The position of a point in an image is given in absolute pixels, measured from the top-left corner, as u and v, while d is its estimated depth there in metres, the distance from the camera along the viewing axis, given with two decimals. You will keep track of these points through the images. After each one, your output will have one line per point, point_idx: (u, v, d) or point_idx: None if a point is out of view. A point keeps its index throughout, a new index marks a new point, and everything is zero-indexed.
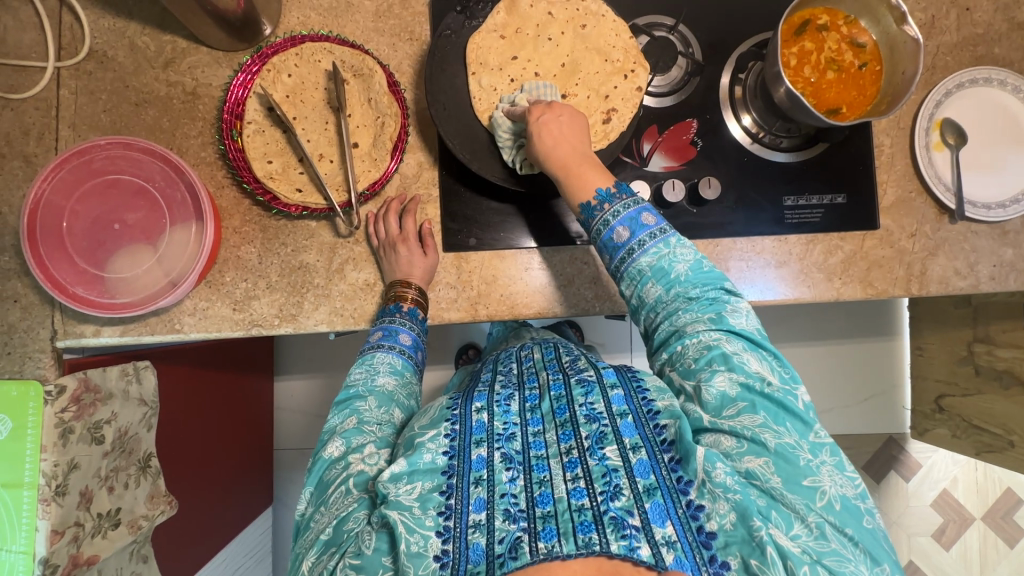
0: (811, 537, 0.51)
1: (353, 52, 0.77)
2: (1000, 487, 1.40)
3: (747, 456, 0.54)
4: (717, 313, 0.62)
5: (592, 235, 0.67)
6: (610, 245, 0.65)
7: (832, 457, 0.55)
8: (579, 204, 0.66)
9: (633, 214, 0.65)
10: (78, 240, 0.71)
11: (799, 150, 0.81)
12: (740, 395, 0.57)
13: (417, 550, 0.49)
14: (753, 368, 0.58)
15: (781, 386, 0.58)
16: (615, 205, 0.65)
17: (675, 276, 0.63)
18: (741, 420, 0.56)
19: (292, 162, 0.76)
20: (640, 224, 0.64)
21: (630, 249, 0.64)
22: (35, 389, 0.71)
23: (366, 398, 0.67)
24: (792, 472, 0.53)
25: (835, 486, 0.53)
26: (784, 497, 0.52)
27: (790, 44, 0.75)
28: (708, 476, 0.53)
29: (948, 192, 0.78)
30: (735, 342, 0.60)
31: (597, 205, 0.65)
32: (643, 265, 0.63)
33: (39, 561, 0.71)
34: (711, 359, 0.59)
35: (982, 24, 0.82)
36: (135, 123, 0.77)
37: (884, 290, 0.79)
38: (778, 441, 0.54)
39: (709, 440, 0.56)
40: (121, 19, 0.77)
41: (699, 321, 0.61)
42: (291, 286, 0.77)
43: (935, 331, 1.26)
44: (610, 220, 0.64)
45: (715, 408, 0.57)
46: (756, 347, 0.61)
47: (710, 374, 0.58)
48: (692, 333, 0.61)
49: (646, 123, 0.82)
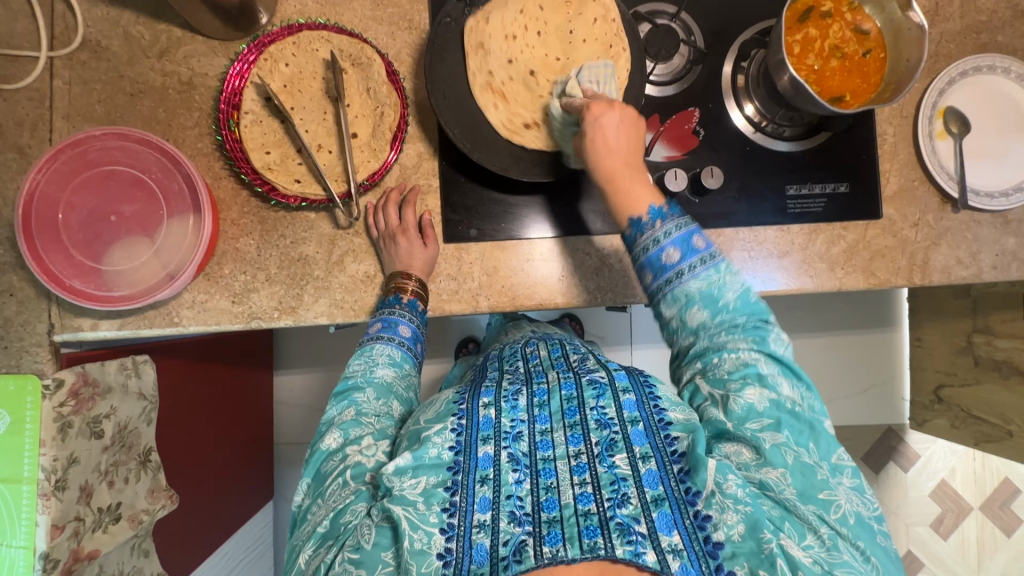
0: (823, 549, 0.50)
1: (352, 40, 0.76)
2: (998, 477, 1.41)
3: (764, 467, 0.54)
4: (759, 337, 0.61)
5: (637, 252, 0.65)
6: (655, 264, 0.64)
7: (851, 480, 0.55)
8: (630, 218, 0.65)
9: (684, 236, 0.63)
10: (74, 232, 0.70)
11: (800, 139, 0.81)
12: (768, 410, 0.56)
13: (421, 547, 0.49)
14: (785, 391, 0.59)
15: (808, 412, 0.58)
16: (668, 225, 0.63)
17: (723, 304, 0.62)
18: (763, 435, 0.55)
19: (290, 152, 0.75)
20: (691, 247, 0.63)
21: (679, 271, 0.63)
22: (32, 383, 0.70)
23: (365, 389, 0.66)
24: (807, 484, 0.53)
25: (851, 503, 0.53)
26: (797, 509, 0.52)
27: (794, 31, 0.74)
28: (719, 487, 0.52)
29: (951, 181, 0.78)
30: (772, 365, 0.60)
31: (647, 222, 0.64)
32: (693, 290, 0.62)
33: (39, 556, 0.71)
34: (745, 374, 0.59)
35: (986, 12, 0.82)
36: (130, 114, 0.76)
37: (886, 280, 0.78)
38: (798, 458, 0.54)
39: (729, 449, 0.57)
40: (114, 8, 0.76)
41: (740, 341, 0.61)
42: (290, 278, 0.76)
43: (935, 321, 1.25)
44: (660, 239, 0.63)
45: (740, 418, 0.56)
46: (793, 375, 0.61)
47: (741, 386, 0.58)
48: (731, 350, 0.60)
49: (647, 112, 0.81)
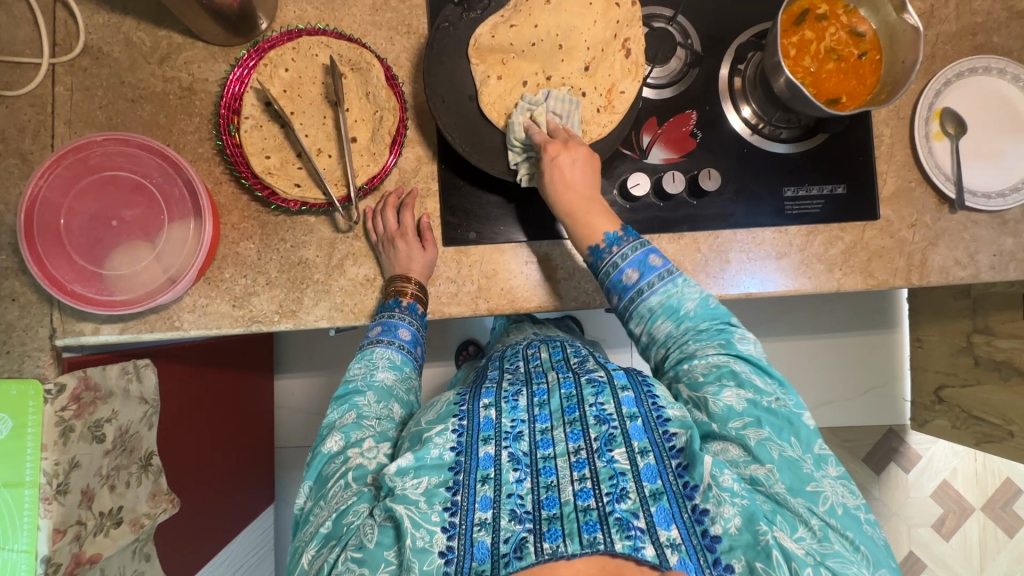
0: (815, 540, 0.51)
1: (351, 45, 0.76)
2: (1000, 477, 1.41)
3: (753, 464, 0.54)
4: (726, 339, 0.63)
5: (601, 276, 0.68)
6: (619, 285, 0.66)
7: (836, 470, 0.56)
8: (589, 246, 0.68)
9: (643, 255, 0.66)
10: (76, 237, 0.70)
11: (799, 141, 0.81)
12: (746, 409, 0.57)
13: (423, 545, 0.49)
14: (760, 387, 0.59)
15: (787, 405, 0.59)
16: (624, 247, 0.67)
17: (685, 313, 0.65)
18: (746, 433, 0.55)
19: (291, 157, 0.75)
20: (649, 265, 0.66)
21: (640, 289, 0.65)
22: (34, 388, 0.70)
23: (366, 393, 0.67)
24: (795, 478, 0.53)
25: (837, 494, 0.54)
26: (788, 502, 0.52)
27: (789, 34, 0.75)
28: (715, 480, 0.52)
29: (948, 181, 0.78)
30: (744, 365, 0.61)
31: (606, 247, 0.67)
32: (654, 303, 0.65)
33: (41, 561, 0.71)
34: (720, 375, 0.59)
35: (981, 13, 0.82)
36: (131, 119, 0.76)
37: (885, 280, 0.79)
38: (782, 453, 0.54)
39: (716, 447, 0.57)
40: (115, 15, 0.76)
41: (708, 346, 0.62)
42: (291, 281, 0.76)
43: (935, 322, 1.26)
44: (620, 262, 0.66)
45: (721, 418, 0.57)
46: (765, 372, 0.61)
47: (717, 388, 0.58)
48: (701, 355, 0.62)
49: (646, 115, 0.81)
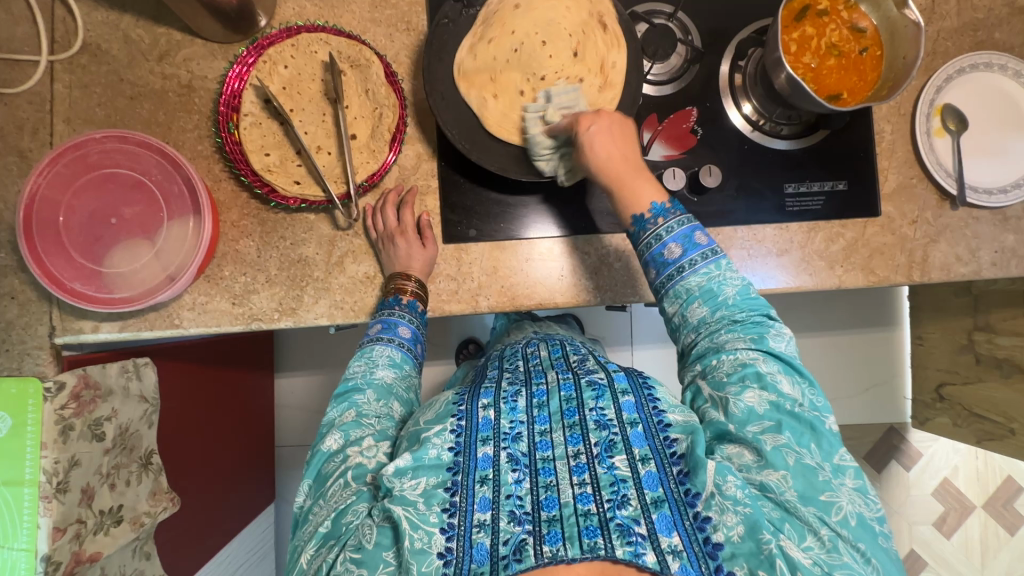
0: (823, 550, 0.50)
1: (350, 42, 0.76)
2: (1001, 475, 1.40)
3: (765, 469, 0.54)
4: (759, 334, 0.61)
5: (642, 248, 0.67)
6: (659, 260, 0.65)
7: (854, 481, 0.55)
8: (631, 216, 0.66)
9: (687, 232, 0.65)
10: (74, 235, 0.70)
11: (800, 137, 0.81)
12: (768, 412, 0.56)
13: (421, 547, 0.48)
14: (786, 390, 0.58)
15: (810, 410, 0.58)
16: (670, 221, 0.65)
17: (722, 300, 0.63)
18: (764, 437, 0.55)
19: (290, 154, 0.75)
20: (692, 243, 0.64)
21: (681, 267, 0.64)
22: (34, 386, 0.70)
23: (365, 391, 0.66)
24: (808, 486, 0.53)
25: (853, 504, 0.53)
26: (798, 511, 0.52)
27: (790, 30, 0.75)
28: (718, 488, 0.53)
29: (949, 178, 0.78)
30: (773, 364, 0.59)
31: (650, 218, 0.65)
32: (693, 285, 0.63)
33: (41, 559, 0.71)
34: (744, 375, 0.59)
35: (982, 9, 0.82)
36: (130, 117, 0.76)
37: (886, 277, 0.78)
38: (798, 460, 0.54)
39: (731, 451, 0.56)
40: (114, 12, 0.76)
41: (740, 340, 0.61)
42: (291, 279, 0.76)
43: (936, 320, 1.25)
44: (662, 236, 0.65)
45: (740, 421, 0.56)
46: (794, 372, 0.60)
47: (740, 389, 0.58)
48: (730, 350, 0.61)
49: (646, 112, 0.81)
